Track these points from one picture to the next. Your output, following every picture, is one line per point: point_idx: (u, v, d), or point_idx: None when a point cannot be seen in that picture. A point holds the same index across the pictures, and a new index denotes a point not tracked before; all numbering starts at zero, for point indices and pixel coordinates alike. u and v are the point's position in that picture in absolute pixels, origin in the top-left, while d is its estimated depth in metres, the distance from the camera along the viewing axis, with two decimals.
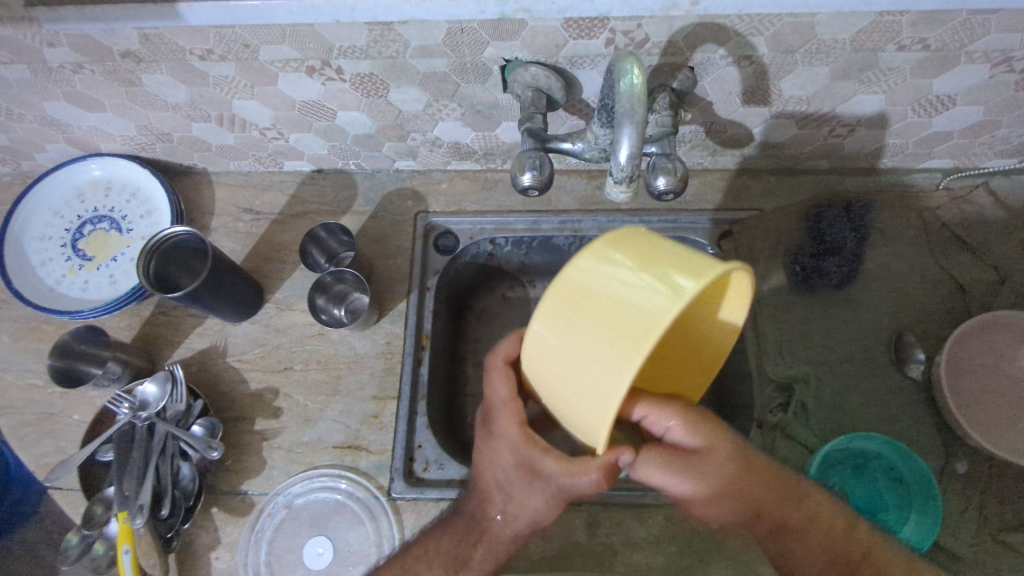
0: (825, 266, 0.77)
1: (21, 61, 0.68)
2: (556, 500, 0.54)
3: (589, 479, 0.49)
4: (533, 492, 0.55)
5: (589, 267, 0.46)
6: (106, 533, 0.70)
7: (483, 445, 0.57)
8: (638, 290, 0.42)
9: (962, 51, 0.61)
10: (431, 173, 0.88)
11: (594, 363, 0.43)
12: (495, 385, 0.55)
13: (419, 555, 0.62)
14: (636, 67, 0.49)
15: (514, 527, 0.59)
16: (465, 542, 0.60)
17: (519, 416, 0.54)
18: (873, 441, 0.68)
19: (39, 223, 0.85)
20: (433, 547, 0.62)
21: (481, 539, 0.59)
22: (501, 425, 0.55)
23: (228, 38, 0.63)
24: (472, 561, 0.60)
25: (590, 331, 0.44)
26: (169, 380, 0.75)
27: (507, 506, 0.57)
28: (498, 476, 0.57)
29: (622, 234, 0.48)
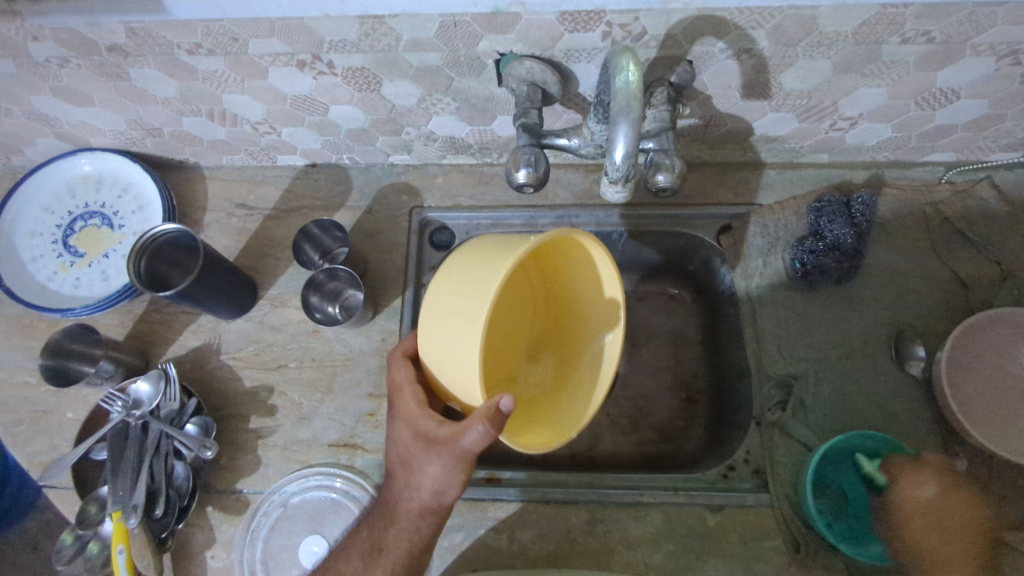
0: (826, 263, 0.74)
1: (6, 56, 0.67)
2: (456, 467, 0.55)
3: (475, 430, 0.50)
4: (430, 460, 0.55)
5: (453, 264, 0.55)
6: (100, 533, 0.70)
7: (389, 427, 0.61)
8: (488, 266, 0.51)
9: (968, 44, 0.59)
10: (426, 167, 0.87)
11: (459, 333, 0.51)
12: (397, 373, 0.61)
13: (342, 548, 0.62)
14: (632, 62, 0.47)
15: (423, 506, 0.58)
16: (379, 528, 0.60)
17: (416, 394, 0.59)
18: (871, 439, 0.67)
19: (30, 219, 0.84)
20: (353, 545, 0.61)
21: (389, 525, 0.59)
22: (400, 405, 0.59)
23: (216, 32, 0.61)
24: (387, 543, 0.59)
25: (454, 309, 0.52)
26: (162, 377, 0.74)
27: (410, 483, 0.58)
28: (400, 454, 0.59)
29: (486, 238, 0.56)
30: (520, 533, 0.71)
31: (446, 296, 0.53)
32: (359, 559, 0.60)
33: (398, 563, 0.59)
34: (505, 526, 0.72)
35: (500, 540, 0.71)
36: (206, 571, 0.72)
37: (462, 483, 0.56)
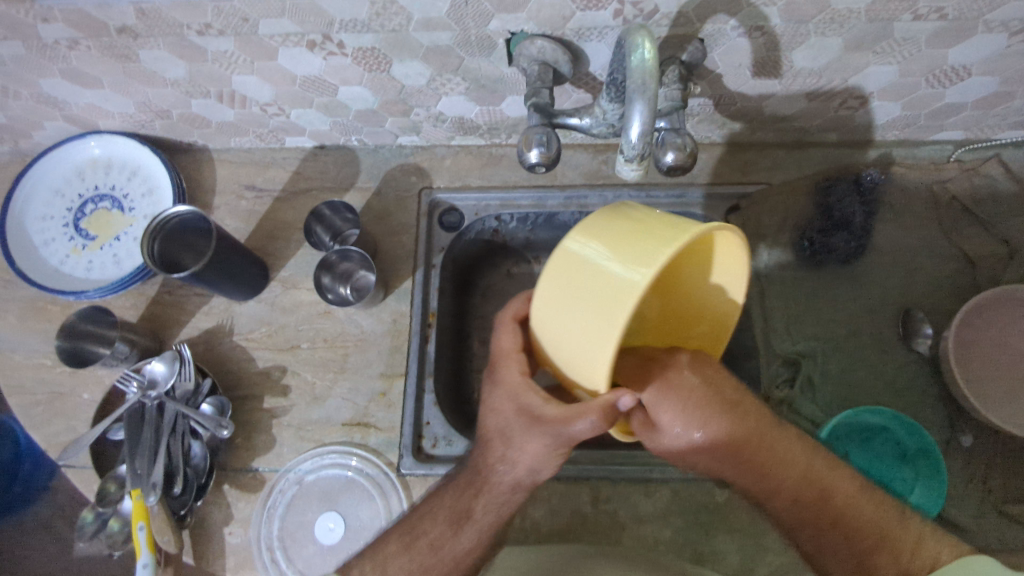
0: (834, 241, 0.76)
1: (15, 37, 0.67)
2: (557, 449, 0.54)
3: (585, 424, 0.49)
4: (533, 440, 0.54)
5: (573, 238, 0.48)
6: (121, 510, 0.71)
7: (486, 393, 0.58)
8: (622, 262, 0.44)
9: (980, 20, 0.59)
10: (434, 148, 0.87)
11: (588, 336, 0.46)
12: (503, 337, 0.57)
13: (425, 510, 0.60)
14: (647, 40, 0.47)
15: (517, 480, 0.57)
16: (465, 495, 0.59)
17: (523, 366, 0.56)
18: (878, 415, 0.69)
19: (40, 202, 0.85)
20: (435, 506, 0.59)
21: (477, 495, 0.58)
22: (504, 372, 0.56)
23: (227, 12, 0.61)
24: (475, 512, 0.58)
25: (580, 305, 0.46)
26: (177, 359, 0.75)
27: (507, 457, 0.57)
28: (500, 426, 0.57)
29: (607, 219, 0.48)
30: (532, 510, 0.73)
31: (570, 279, 0.47)
32: (446, 524, 0.58)
33: (484, 531, 0.58)
34: (518, 503, 0.73)
35: (513, 516, 0.72)
36: (224, 548, 0.73)
37: (559, 463, 0.56)
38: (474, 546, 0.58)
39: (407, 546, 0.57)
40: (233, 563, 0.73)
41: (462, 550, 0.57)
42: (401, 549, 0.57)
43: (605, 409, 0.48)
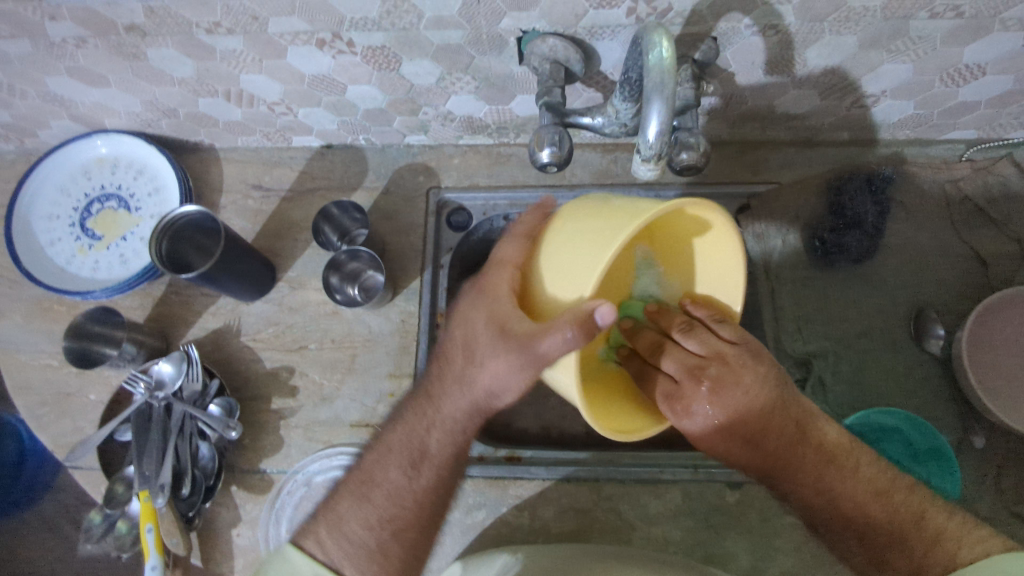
0: (847, 241, 0.75)
1: (22, 36, 0.66)
2: (528, 373, 0.50)
3: (557, 336, 0.45)
4: (498, 353, 0.52)
5: (569, 215, 0.51)
6: (128, 512, 0.71)
7: (467, 303, 0.57)
8: (601, 221, 0.47)
9: (998, 18, 0.59)
10: (442, 147, 0.86)
11: (573, 288, 0.47)
12: (508, 247, 0.55)
13: (376, 456, 0.60)
14: (665, 38, 0.47)
15: (476, 399, 0.57)
16: (418, 430, 0.59)
17: (516, 280, 0.53)
18: (892, 415, 0.69)
19: (46, 201, 0.84)
20: (389, 442, 0.60)
21: (429, 428, 0.59)
22: (496, 276, 0.54)
23: (236, 10, 0.61)
24: (430, 449, 0.59)
25: (570, 266, 0.48)
26: (184, 359, 0.74)
27: (469, 373, 0.56)
28: (470, 338, 0.56)
29: (576, 208, 0.51)
30: (541, 511, 0.72)
31: (562, 257, 0.49)
32: (399, 468, 0.58)
33: (440, 466, 0.59)
34: (528, 503, 0.73)
35: (521, 517, 0.72)
36: (232, 549, 0.73)
37: (522, 389, 0.53)
38: (434, 483, 0.59)
39: (360, 497, 0.58)
40: (241, 564, 0.72)
41: (418, 493, 0.58)
42: (357, 505, 0.58)
43: (581, 319, 0.44)
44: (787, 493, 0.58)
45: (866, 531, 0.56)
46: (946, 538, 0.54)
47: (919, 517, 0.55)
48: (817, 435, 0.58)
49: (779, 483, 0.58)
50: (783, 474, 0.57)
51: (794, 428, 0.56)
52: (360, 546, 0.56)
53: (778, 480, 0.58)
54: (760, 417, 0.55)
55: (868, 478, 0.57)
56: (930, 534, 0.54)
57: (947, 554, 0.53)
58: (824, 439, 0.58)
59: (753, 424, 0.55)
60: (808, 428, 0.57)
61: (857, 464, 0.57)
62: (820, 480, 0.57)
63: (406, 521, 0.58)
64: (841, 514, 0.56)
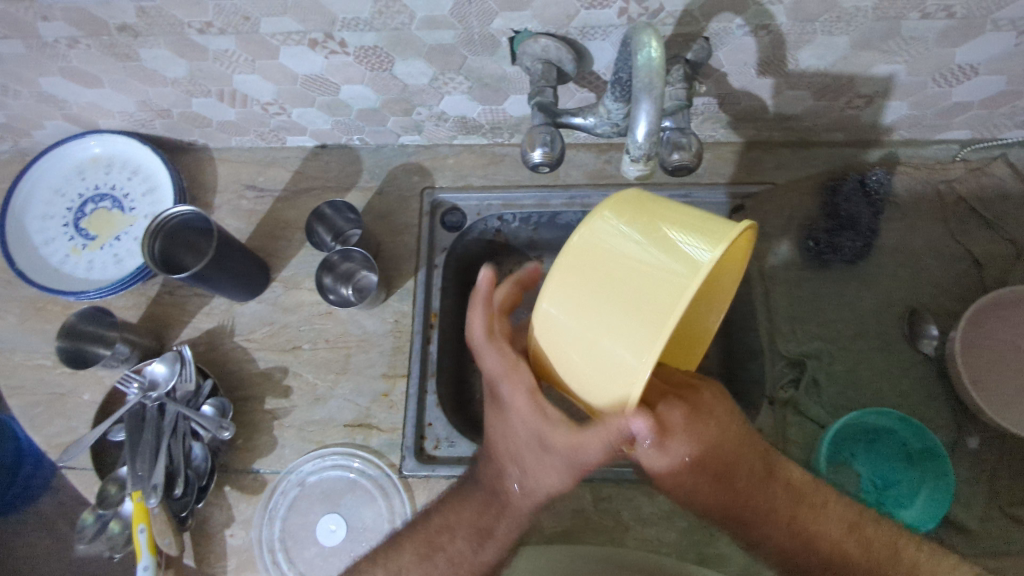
0: (841, 242, 0.75)
1: (15, 36, 0.66)
2: (568, 473, 0.55)
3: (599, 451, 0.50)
4: (529, 419, 0.54)
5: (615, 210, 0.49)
6: (121, 512, 0.71)
7: (496, 419, 0.59)
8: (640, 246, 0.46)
9: (989, 18, 0.59)
10: (437, 147, 0.86)
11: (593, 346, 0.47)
12: (474, 323, 0.57)
13: (440, 518, 0.62)
14: (654, 38, 0.47)
15: (526, 500, 0.59)
16: (488, 514, 0.60)
17: (525, 382, 0.54)
18: (886, 416, 0.68)
19: (40, 202, 0.84)
20: (436, 519, 0.62)
21: (498, 516, 0.60)
22: (491, 362, 0.56)
23: (228, 10, 0.61)
24: (497, 530, 0.60)
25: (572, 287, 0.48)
26: (178, 359, 0.74)
27: (523, 483, 0.58)
28: (514, 455, 0.58)
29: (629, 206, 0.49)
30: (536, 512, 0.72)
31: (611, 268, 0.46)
32: (466, 540, 0.60)
33: (503, 546, 0.60)
34: None
35: None
36: (225, 550, 0.73)
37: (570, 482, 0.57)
38: (495, 560, 0.60)
39: (425, 557, 0.59)
40: (234, 564, 0.72)
41: (488, 565, 0.60)
42: (418, 560, 0.59)
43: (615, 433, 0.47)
44: (761, 537, 0.56)
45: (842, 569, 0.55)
46: (924, 565, 0.54)
47: (894, 549, 0.55)
48: (784, 473, 0.58)
49: (750, 530, 0.57)
50: (753, 513, 0.56)
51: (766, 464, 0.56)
52: None
53: (746, 524, 0.57)
54: (730, 451, 0.55)
55: (842, 514, 0.57)
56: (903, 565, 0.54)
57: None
58: (791, 476, 0.58)
59: (718, 462, 0.55)
60: (775, 468, 0.57)
61: (827, 500, 0.58)
62: (793, 521, 0.56)
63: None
64: (818, 558, 0.55)
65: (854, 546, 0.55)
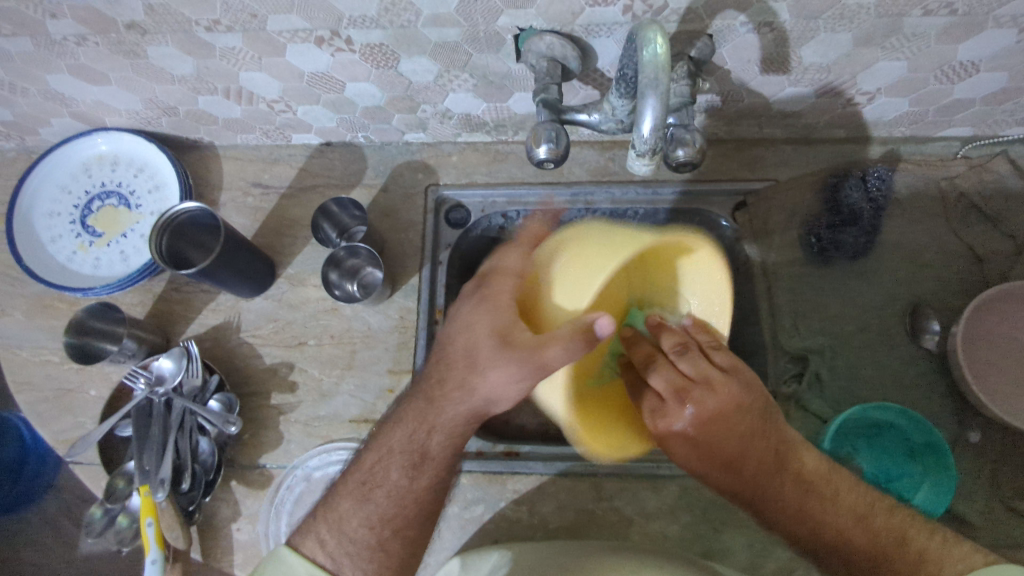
0: (843, 238, 0.76)
1: (24, 34, 0.67)
2: (525, 383, 0.54)
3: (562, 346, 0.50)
4: (500, 365, 0.54)
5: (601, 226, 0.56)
6: (128, 507, 0.72)
7: (479, 353, 0.56)
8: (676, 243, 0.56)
9: (990, 15, 0.59)
10: (441, 145, 0.87)
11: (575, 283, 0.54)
12: (511, 259, 0.59)
13: (388, 432, 0.61)
14: (659, 34, 0.47)
15: (473, 407, 0.58)
16: (425, 419, 0.59)
17: (519, 288, 0.57)
18: (886, 411, 0.69)
19: (47, 199, 0.85)
20: (391, 433, 0.61)
21: (432, 431, 0.59)
22: (498, 283, 0.58)
23: (235, 8, 0.61)
24: (432, 449, 0.59)
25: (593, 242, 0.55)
26: (185, 355, 0.75)
27: (469, 381, 0.57)
28: (470, 352, 0.57)
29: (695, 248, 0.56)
30: (541, 507, 0.73)
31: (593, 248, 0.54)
32: (401, 471, 0.59)
33: (439, 468, 0.60)
34: (526, 499, 0.73)
35: (520, 512, 0.73)
36: (232, 544, 0.73)
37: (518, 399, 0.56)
38: (430, 485, 0.59)
39: (363, 490, 0.59)
40: (241, 559, 0.73)
41: (420, 489, 0.59)
42: (355, 501, 0.59)
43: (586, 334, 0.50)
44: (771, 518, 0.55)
45: (842, 553, 0.53)
46: (930, 557, 0.50)
47: (901, 540, 0.52)
48: (795, 464, 0.56)
49: (760, 511, 0.56)
50: (762, 492, 0.55)
51: (777, 448, 0.55)
52: (360, 543, 0.57)
53: (754, 503, 0.56)
54: (735, 429, 0.55)
55: (852, 504, 0.54)
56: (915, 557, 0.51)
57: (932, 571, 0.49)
58: (802, 467, 0.56)
59: (734, 446, 0.55)
60: (787, 454, 0.56)
61: (837, 490, 0.55)
62: (802, 505, 0.54)
63: (405, 520, 0.59)
64: (821, 543, 0.53)
65: (858, 533, 0.52)
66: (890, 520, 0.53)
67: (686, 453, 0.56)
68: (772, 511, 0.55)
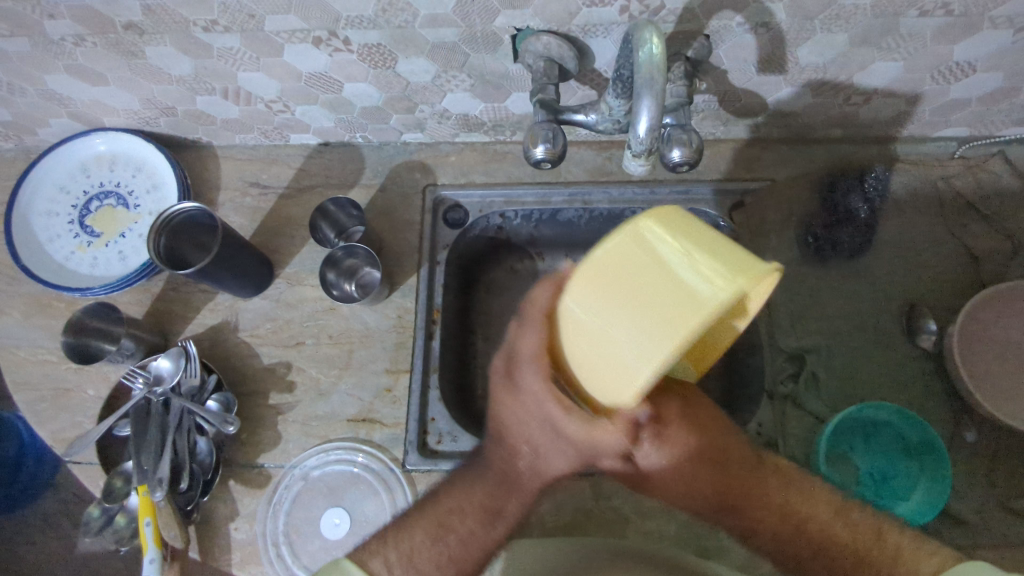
0: (839, 237, 0.77)
1: (22, 34, 0.67)
2: (578, 458, 0.55)
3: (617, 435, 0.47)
4: (564, 448, 0.55)
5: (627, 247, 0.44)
6: (127, 506, 0.72)
7: (511, 396, 0.57)
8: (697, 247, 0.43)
9: (986, 16, 0.59)
10: (439, 145, 0.87)
11: (603, 353, 0.44)
12: (540, 294, 0.54)
13: (453, 491, 0.60)
14: (655, 35, 0.48)
15: (541, 478, 0.59)
16: (494, 491, 0.59)
17: (544, 373, 0.52)
18: (884, 410, 0.69)
19: (45, 199, 0.85)
20: (456, 484, 0.60)
21: (510, 486, 0.59)
22: (530, 332, 0.53)
23: (233, 9, 0.62)
24: (507, 508, 0.59)
25: (601, 289, 0.44)
26: (183, 355, 0.75)
27: (540, 458, 0.58)
28: (529, 433, 0.57)
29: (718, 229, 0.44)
30: (538, 506, 0.73)
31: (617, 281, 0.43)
32: (477, 521, 0.58)
33: (511, 525, 0.60)
34: None
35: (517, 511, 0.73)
36: (230, 543, 0.73)
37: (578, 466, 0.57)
38: (500, 538, 0.60)
39: (433, 533, 0.57)
40: (238, 558, 0.73)
41: (491, 542, 0.58)
42: (430, 540, 0.57)
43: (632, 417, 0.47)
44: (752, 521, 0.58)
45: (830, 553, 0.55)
46: (906, 554, 0.53)
47: (878, 535, 0.55)
48: (774, 463, 0.60)
49: (740, 515, 0.58)
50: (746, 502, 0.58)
51: (754, 453, 0.59)
52: None
53: (740, 511, 0.58)
54: (722, 442, 0.58)
55: (830, 503, 0.58)
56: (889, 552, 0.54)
57: (909, 566, 0.52)
58: (780, 466, 0.60)
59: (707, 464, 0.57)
60: (764, 456, 0.61)
61: (809, 489, 0.59)
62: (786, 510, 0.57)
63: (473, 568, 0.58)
64: (807, 540, 0.56)
65: (840, 529, 0.56)
66: (871, 520, 0.57)
67: (671, 479, 0.58)
68: (750, 519, 0.58)
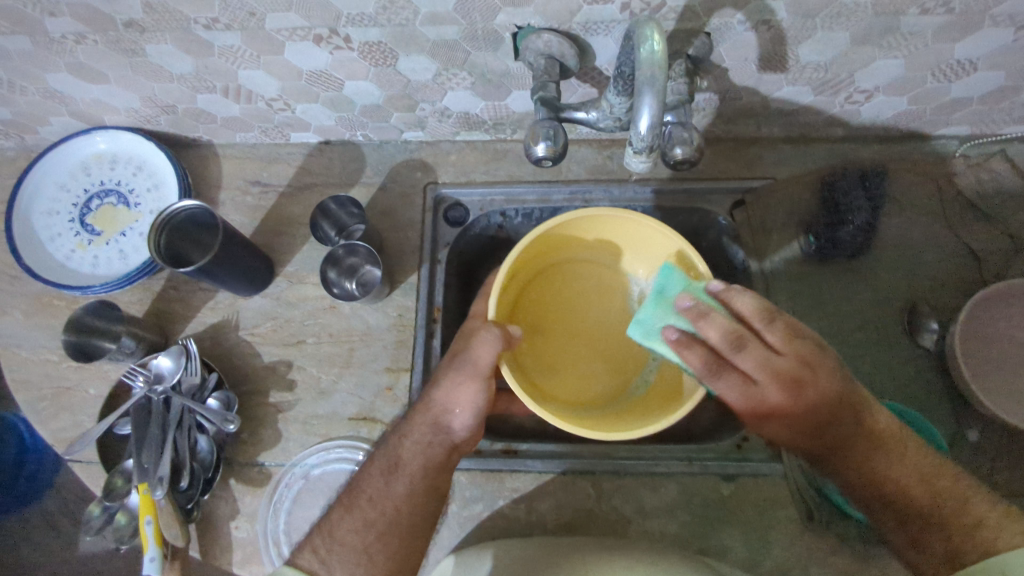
0: (841, 237, 0.75)
1: (22, 32, 0.67)
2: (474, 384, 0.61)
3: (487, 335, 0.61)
4: (450, 379, 0.62)
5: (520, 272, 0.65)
6: (127, 504, 0.72)
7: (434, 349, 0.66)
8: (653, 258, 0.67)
9: (987, 14, 0.59)
10: (440, 144, 0.87)
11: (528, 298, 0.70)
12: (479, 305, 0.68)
13: (363, 470, 0.64)
14: (656, 32, 0.48)
15: (433, 420, 0.63)
16: (394, 448, 0.64)
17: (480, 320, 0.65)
18: (884, 409, 0.69)
19: (46, 198, 0.85)
20: (373, 460, 0.65)
21: (404, 439, 0.63)
22: (479, 303, 0.68)
23: (234, 7, 0.62)
24: (403, 458, 0.63)
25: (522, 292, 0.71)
26: (183, 354, 0.75)
27: (427, 398, 0.64)
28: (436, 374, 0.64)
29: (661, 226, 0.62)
30: (538, 504, 0.73)
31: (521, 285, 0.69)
32: (379, 476, 0.63)
33: (415, 476, 0.62)
34: (524, 497, 0.73)
35: (518, 510, 0.72)
36: (230, 542, 0.73)
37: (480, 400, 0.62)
38: (410, 491, 0.62)
39: (348, 507, 0.61)
40: (239, 556, 0.73)
41: (399, 497, 0.62)
42: (343, 513, 0.61)
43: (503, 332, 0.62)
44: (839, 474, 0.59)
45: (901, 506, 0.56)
46: (987, 525, 0.53)
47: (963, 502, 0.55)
48: (870, 420, 0.58)
49: (833, 467, 0.59)
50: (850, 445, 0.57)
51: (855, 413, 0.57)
52: (354, 549, 0.59)
53: (834, 464, 0.59)
54: (826, 409, 0.56)
55: (917, 464, 0.57)
56: (947, 514, 0.54)
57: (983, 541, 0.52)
58: (876, 423, 0.58)
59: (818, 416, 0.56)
60: (865, 414, 0.57)
61: (905, 450, 0.57)
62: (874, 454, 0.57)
63: (387, 524, 0.61)
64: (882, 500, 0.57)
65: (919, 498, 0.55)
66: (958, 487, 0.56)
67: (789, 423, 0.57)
68: (840, 469, 0.58)
